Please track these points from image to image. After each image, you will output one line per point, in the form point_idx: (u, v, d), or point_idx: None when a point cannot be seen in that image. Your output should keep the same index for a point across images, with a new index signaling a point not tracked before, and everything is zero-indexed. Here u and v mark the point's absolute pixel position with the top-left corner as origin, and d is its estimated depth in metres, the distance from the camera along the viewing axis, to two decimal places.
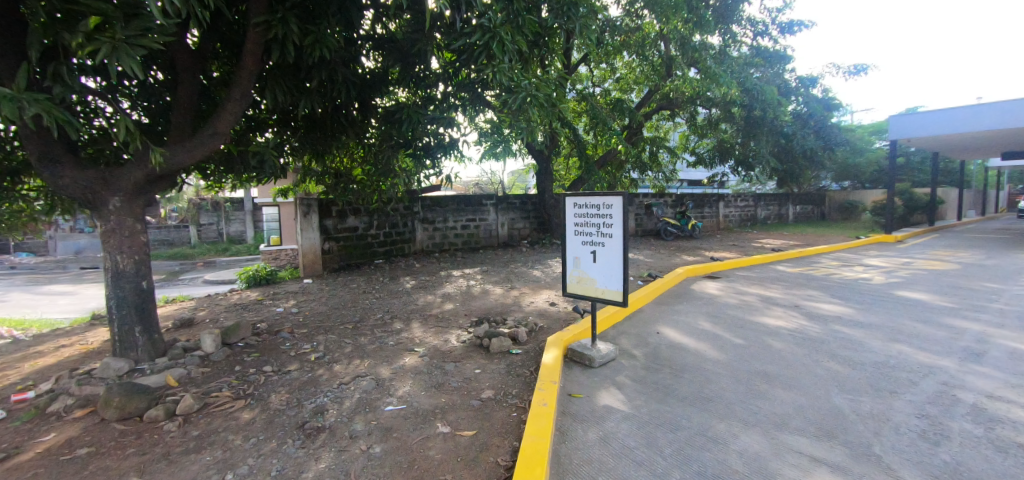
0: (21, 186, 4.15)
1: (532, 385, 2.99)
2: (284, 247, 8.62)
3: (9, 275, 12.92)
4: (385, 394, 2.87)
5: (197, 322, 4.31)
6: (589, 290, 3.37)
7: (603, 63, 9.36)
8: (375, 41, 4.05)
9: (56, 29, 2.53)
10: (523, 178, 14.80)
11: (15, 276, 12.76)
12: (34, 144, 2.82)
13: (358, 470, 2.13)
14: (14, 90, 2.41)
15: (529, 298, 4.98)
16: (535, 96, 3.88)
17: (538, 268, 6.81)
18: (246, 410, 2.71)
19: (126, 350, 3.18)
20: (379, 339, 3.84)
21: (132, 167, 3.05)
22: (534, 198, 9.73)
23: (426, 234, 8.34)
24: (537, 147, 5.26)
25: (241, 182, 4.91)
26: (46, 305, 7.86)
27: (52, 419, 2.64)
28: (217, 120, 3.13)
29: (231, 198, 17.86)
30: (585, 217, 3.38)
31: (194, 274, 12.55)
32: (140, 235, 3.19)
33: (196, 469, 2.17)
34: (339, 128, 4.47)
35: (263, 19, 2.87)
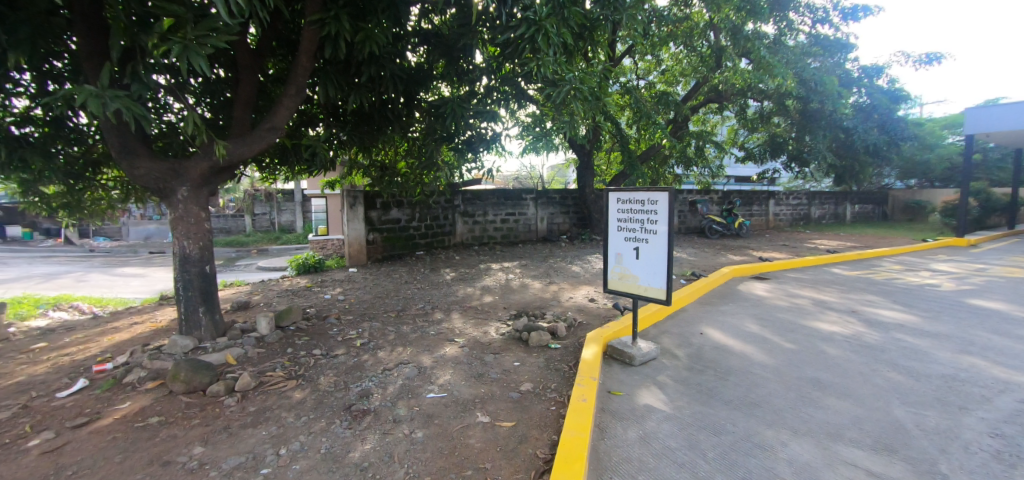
0: (101, 176, 4.53)
1: (571, 380, 2.97)
2: (331, 237, 8.99)
3: (90, 258, 14.25)
4: (427, 382, 2.94)
5: (252, 305, 4.57)
6: (631, 288, 3.30)
7: (648, 54, 9.12)
8: (421, 36, 4.13)
9: (134, 31, 2.73)
10: (563, 173, 14.73)
11: (94, 258, 14.05)
12: (114, 138, 3.06)
13: (401, 454, 2.20)
14: (98, 87, 2.61)
15: (568, 294, 4.94)
16: (579, 89, 3.83)
17: (577, 263, 6.74)
18: (298, 390, 2.85)
19: (191, 329, 3.41)
20: (421, 329, 3.93)
21: (198, 159, 3.25)
22: (573, 193, 9.63)
23: (467, 227, 8.46)
24: (580, 141, 5.19)
25: (293, 174, 5.15)
26: (122, 285, 8.60)
27: (128, 389, 2.89)
28: (274, 115, 3.29)
29: (283, 190, 18.82)
30: (629, 212, 3.30)
31: (249, 261, 13.33)
32: (204, 223, 3.40)
33: (253, 443, 2.32)
34: (386, 122, 4.60)
35: (318, 17, 2.98)
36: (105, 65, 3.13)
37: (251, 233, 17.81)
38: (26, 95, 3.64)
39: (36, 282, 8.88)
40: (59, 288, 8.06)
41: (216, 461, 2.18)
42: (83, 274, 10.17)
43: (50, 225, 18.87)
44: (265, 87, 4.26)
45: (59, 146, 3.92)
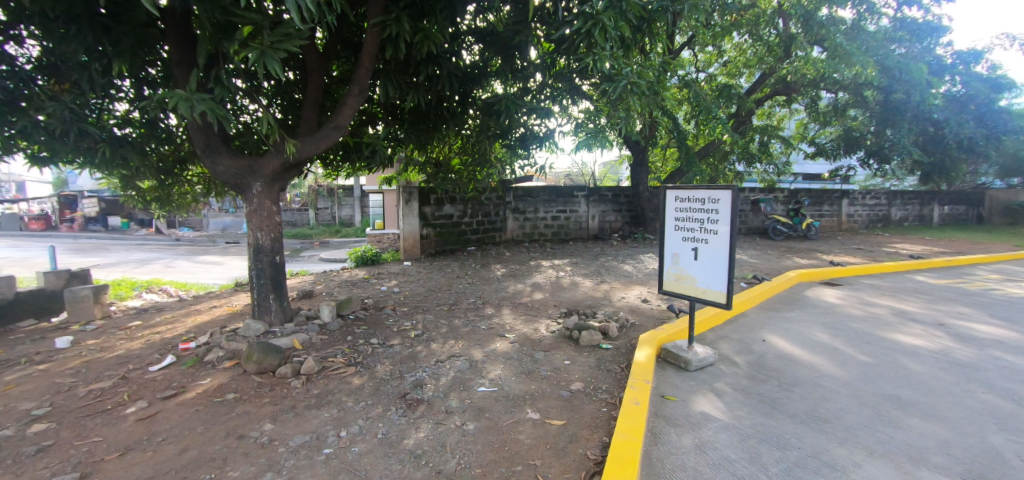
0: (187, 172, 4.96)
1: (623, 382, 2.89)
2: (387, 231, 9.36)
3: (176, 246, 15.74)
4: (478, 375, 2.98)
5: (316, 294, 4.85)
6: (688, 290, 3.17)
7: (710, 45, 8.72)
8: (477, 35, 4.19)
9: (217, 38, 2.95)
10: (615, 170, 14.41)
11: (179, 247, 15.51)
12: (199, 137, 3.34)
13: (453, 444, 2.24)
14: (187, 91, 2.86)
15: (619, 294, 4.83)
16: (637, 84, 3.71)
17: (629, 263, 6.58)
18: (357, 376, 2.99)
19: (263, 313, 3.66)
20: (472, 323, 4.00)
21: (271, 157, 3.48)
22: (627, 191, 9.40)
23: (517, 224, 8.51)
24: (636, 138, 5.06)
25: (354, 170, 5.39)
26: (204, 272, 9.42)
27: (208, 366, 3.17)
28: (339, 115, 3.45)
29: (343, 185, 19.86)
30: (688, 211, 3.16)
31: (312, 252, 14.16)
32: (275, 216, 3.63)
33: (317, 423, 2.47)
34: (441, 119, 4.71)
35: (380, 19, 3.09)
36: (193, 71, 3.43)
37: (314, 225, 18.93)
38: (125, 99, 4.06)
39: (133, 267, 9.95)
40: (152, 273, 9.00)
41: (284, 438, 2.34)
42: (170, 261, 11.27)
43: (144, 216, 21.02)
44: (330, 88, 4.48)
45: (152, 145, 4.33)
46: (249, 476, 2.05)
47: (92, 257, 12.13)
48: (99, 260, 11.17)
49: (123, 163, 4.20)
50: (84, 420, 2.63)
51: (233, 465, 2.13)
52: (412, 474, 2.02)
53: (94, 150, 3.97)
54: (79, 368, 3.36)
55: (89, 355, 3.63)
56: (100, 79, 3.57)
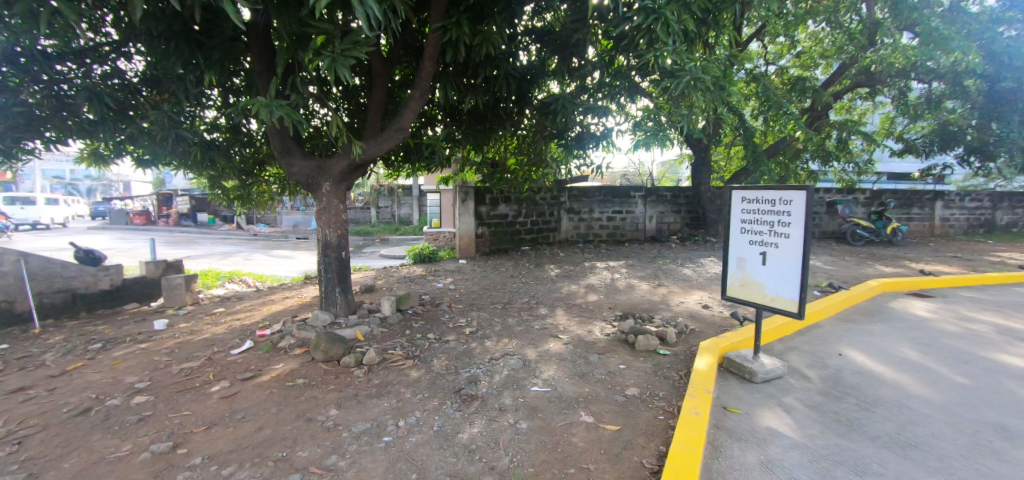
0: (265, 173, 5.37)
1: (681, 390, 2.77)
2: (444, 230, 9.64)
3: (254, 241, 17.17)
4: (531, 375, 2.98)
5: (377, 289, 5.08)
6: (754, 296, 2.99)
7: (782, 36, 8.18)
8: (534, 35, 4.29)
9: (293, 47, 3.15)
10: (675, 169, 13.90)
11: (256, 241, 16.90)
12: (276, 140, 3.60)
13: (506, 442, 2.26)
14: (267, 98, 3.09)
15: (678, 298, 4.65)
16: (702, 79, 3.54)
17: (688, 266, 6.31)
18: (414, 369, 3.10)
19: (329, 305, 3.89)
20: (526, 322, 4.01)
21: (339, 158, 3.69)
22: (687, 191, 9.01)
23: (572, 224, 8.45)
24: (699, 136, 4.83)
25: (414, 170, 5.59)
26: (278, 265, 10.19)
27: (281, 352, 3.42)
28: (401, 117, 3.59)
29: (402, 185, 20.71)
30: (756, 213, 2.97)
31: (373, 249, 14.88)
32: (341, 214, 3.84)
33: (376, 412, 2.59)
34: (498, 120, 4.76)
35: (442, 24, 3.19)
36: (272, 79, 3.70)
37: (374, 222, 19.89)
38: (214, 107, 4.47)
39: (218, 259, 10.97)
40: (234, 265, 9.88)
41: (347, 424, 2.48)
42: (249, 254, 12.30)
43: (226, 213, 22.99)
44: (392, 91, 4.67)
45: (236, 148, 4.74)
46: (316, 457, 2.20)
47: (184, 249, 13.53)
48: (191, 252, 12.46)
49: (211, 165, 4.64)
50: (177, 395, 2.95)
51: (302, 446, 2.29)
52: (466, 468, 2.06)
53: (188, 153, 4.42)
54: (174, 348, 3.77)
55: (181, 337, 4.05)
56: (193, 89, 3.95)
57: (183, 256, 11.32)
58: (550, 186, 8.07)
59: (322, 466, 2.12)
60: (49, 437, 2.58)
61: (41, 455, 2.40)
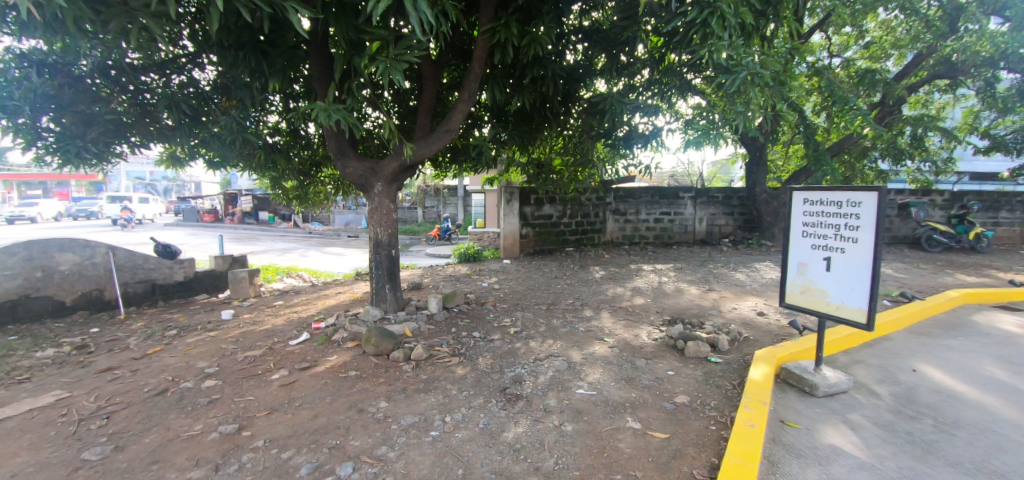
0: (321, 174, 5.65)
1: (735, 400, 2.65)
2: (488, 230, 9.76)
3: (309, 238, 18.14)
4: (576, 377, 2.96)
5: (423, 286, 5.22)
6: (817, 305, 2.81)
7: (848, 26, 7.66)
8: (582, 33, 4.24)
9: (350, 54, 3.27)
10: (727, 169, 13.35)
11: (311, 238, 17.85)
12: (333, 142, 3.78)
13: (551, 443, 2.25)
14: (325, 103, 3.24)
15: (730, 304, 4.45)
16: (761, 74, 3.39)
17: (741, 271, 6.03)
18: (460, 367, 3.15)
19: (379, 301, 4.03)
20: (570, 324, 3.98)
21: (390, 159, 3.82)
22: (740, 192, 8.60)
23: (618, 226, 8.32)
24: (755, 134, 4.62)
25: (460, 171, 5.69)
26: (331, 261, 10.71)
27: (335, 345, 3.59)
28: (450, 119, 3.67)
29: (448, 185, 21.20)
30: (819, 215, 2.78)
31: (420, 247, 15.32)
32: (392, 213, 3.97)
33: (424, 406, 2.66)
34: (544, 120, 4.76)
35: (491, 26, 3.23)
36: (329, 85, 3.89)
37: (420, 222, 20.45)
38: (276, 112, 4.76)
39: (277, 255, 11.68)
40: (292, 261, 10.48)
41: (396, 416, 2.56)
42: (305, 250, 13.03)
43: (284, 212, 24.45)
44: (441, 94, 4.78)
45: (295, 150, 5.03)
46: (367, 447, 2.29)
47: (247, 245, 14.52)
48: (254, 248, 13.36)
49: (273, 167, 4.95)
50: (242, 381, 3.16)
51: (354, 436, 2.39)
52: (511, 467, 2.07)
53: (253, 155, 4.72)
54: (239, 337, 4.05)
55: (245, 327, 4.35)
56: (259, 95, 4.23)
57: (247, 252, 12.16)
58: (596, 187, 7.97)
59: (373, 456, 2.21)
60: (132, 413, 2.85)
61: (126, 430, 2.66)
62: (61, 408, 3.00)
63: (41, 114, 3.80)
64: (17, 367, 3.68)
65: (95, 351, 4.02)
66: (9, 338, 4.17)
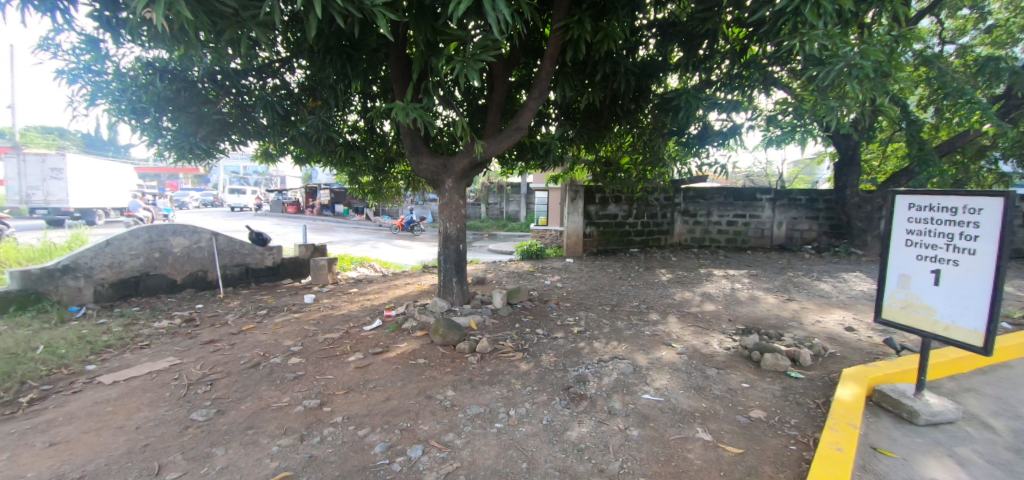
0: (395, 170, 5.96)
1: (819, 420, 2.45)
2: (550, 227, 9.79)
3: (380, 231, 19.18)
4: (642, 382, 2.89)
5: (487, 281, 5.35)
6: (920, 323, 2.53)
7: (966, 8, 6.74)
8: (657, 27, 4.11)
9: (427, 55, 3.39)
10: (812, 169, 12.41)
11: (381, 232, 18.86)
12: (408, 140, 3.96)
13: (616, 447, 2.23)
14: (404, 102, 3.39)
15: (813, 316, 4.12)
16: (861, 65, 3.09)
17: (827, 281, 5.54)
18: (524, 362, 3.20)
19: (447, 293, 4.19)
20: (636, 326, 3.90)
21: (461, 157, 3.93)
22: (827, 194, 7.89)
23: (687, 227, 8.10)
24: (849, 131, 4.23)
25: (526, 169, 5.74)
26: (401, 253, 11.28)
27: (405, 333, 3.79)
28: (520, 117, 3.71)
29: (511, 183, 21.44)
30: (928, 223, 2.49)
31: (484, 243, 15.66)
32: (461, 209, 4.09)
33: (488, 398, 2.73)
34: (613, 117, 4.67)
35: (564, 23, 3.22)
36: (406, 85, 4.07)
37: (483, 218, 20.95)
38: (356, 111, 5.07)
39: (352, 245, 12.47)
40: (366, 252, 11.16)
41: (463, 405, 2.66)
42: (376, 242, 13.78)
43: (358, 205, 26.04)
44: (510, 91, 4.84)
45: (372, 147, 5.33)
46: (436, 432, 2.40)
47: (326, 235, 15.67)
48: (333, 238, 14.38)
49: (352, 162, 5.29)
50: (323, 360, 3.43)
51: (424, 420, 2.52)
52: (575, 466, 2.08)
53: (334, 152, 5.08)
54: (319, 320, 4.39)
55: (324, 311, 4.71)
56: (342, 95, 4.53)
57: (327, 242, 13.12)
58: (664, 187, 7.71)
59: (441, 441, 2.32)
60: (231, 382, 3.20)
61: (226, 396, 2.99)
62: (173, 373, 3.43)
63: (162, 114, 4.34)
64: (140, 335, 4.26)
65: (199, 324, 4.56)
66: (133, 309, 4.84)
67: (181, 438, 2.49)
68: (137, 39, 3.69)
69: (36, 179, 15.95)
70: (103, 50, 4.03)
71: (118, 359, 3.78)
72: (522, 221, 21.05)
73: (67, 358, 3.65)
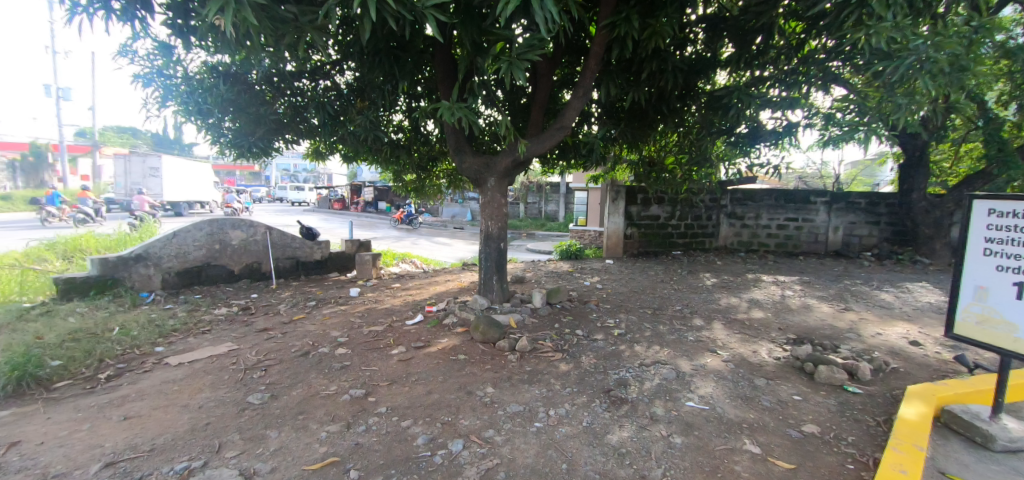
0: (437, 168, 6.09)
1: (878, 439, 2.30)
2: (590, 228, 9.71)
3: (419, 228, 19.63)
4: (686, 389, 2.82)
5: (527, 281, 5.37)
6: (998, 339, 2.33)
7: None
8: (707, 22, 3.98)
9: (473, 55, 3.43)
10: (873, 171, 11.65)
11: (421, 229, 19.31)
12: (453, 139, 4.04)
13: (658, 453, 2.19)
14: (450, 102, 3.45)
15: (873, 328, 3.87)
16: (934, 59, 2.89)
17: (889, 291, 5.18)
18: (563, 363, 3.20)
19: (486, 291, 4.24)
20: (679, 331, 3.81)
21: (504, 156, 3.96)
22: (890, 198, 7.38)
23: (733, 230, 7.83)
24: (918, 130, 3.94)
25: (568, 168, 5.71)
26: (441, 251, 11.52)
27: (446, 328, 3.87)
28: (564, 116, 3.70)
29: (550, 182, 21.39)
30: (1011, 230, 2.27)
31: (522, 242, 15.71)
32: (503, 208, 4.12)
33: (528, 397, 2.76)
34: (658, 116, 4.56)
35: (611, 21, 3.18)
36: (451, 85, 4.14)
37: (521, 218, 21.01)
38: (401, 111, 5.20)
39: (395, 241, 12.86)
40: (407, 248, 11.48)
41: (502, 403, 2.69)
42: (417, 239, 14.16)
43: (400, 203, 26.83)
44: (553, 90, 4.82)
45: (416, 146, 5.47)
46: (476, 428, 2.44)
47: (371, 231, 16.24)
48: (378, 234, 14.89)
49: (397, 160, 5.45)
50: (367, 352, 3.57)
51: (464, 415, 2.57)
52: (616, 470, 2.07)
53: (380, 150, 5.26)
54: (364, 313, 4.57)
55: (369, 304, 4.89)
56: (389, 95, 4.67)
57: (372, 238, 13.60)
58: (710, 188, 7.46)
59: (481, 437, 2.36)
60: (283, 369, 3.38)
61: (279, 382, 3.17)
62: (232, 357, 3.67)
63: (224, 115, 4.63)
64: (202, 320, 4.58)
65: (254, 313, 4.85)
66: (196, 297, 5.21)
67: (239, 419, 2.66)
68: (204, 45, 3.95)
69: (139, 177, 18.29)
70: (175, 56, 4.34)
71: (183, 342, 4.07)
72: (560, 220, 20.93)
73: (139, 339, 3.98)
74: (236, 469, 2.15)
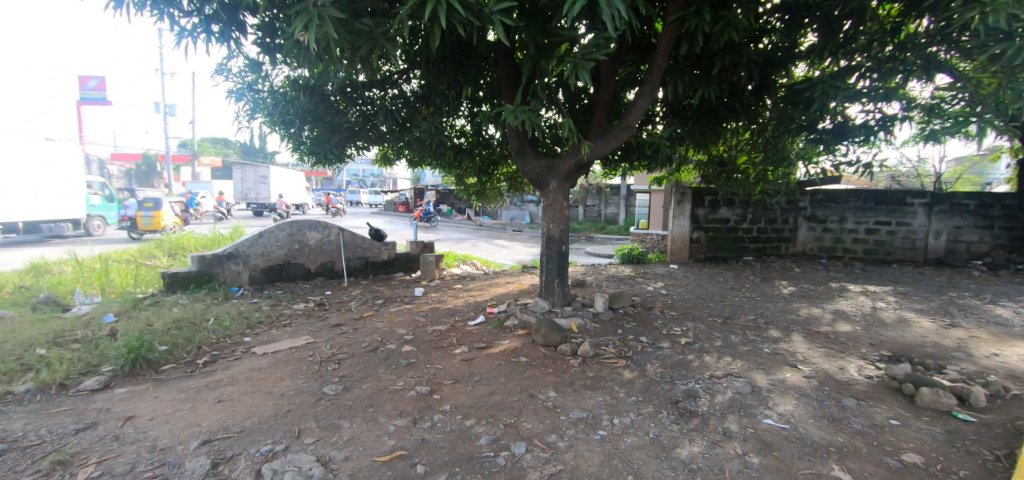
0: (499, 171, 6.19)
1: (999, 476, 2.01)
2: (652, 231, 9.41)
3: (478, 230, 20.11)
4: (762, 405, 2.65)
5: (587, 285, 5.31)
6: None
7: None
8: (786, 11, 3.72)
9: (537, 57, 3.44)
10: (988, 166, 10.20)
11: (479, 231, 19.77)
12: (515, 142, 4.08)
13: (733, 472, 2.08)
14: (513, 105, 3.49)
15: (989, 348, 3.41)
16: None
17: (1007, 306, 4.53)
18: (627, 370, 3.12)
19: (548, 294, 4.24)
20: (753, 342, 3.59)
21: (567, 158, 3.95)
22: (1007, 199, 6.46)
23: (813, 234, 7.23)
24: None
25: (630, 170, 5.59)
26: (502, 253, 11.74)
27: (507, 331, 3.93)
28: (629, 116, 3.62)
29: (610, 185, 21.08)
30: None
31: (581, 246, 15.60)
32: (564, 210, 4.11)
33: (591, 404, 2.72)
34: (730, 113, 4.32)
35: (680, 15, 3.07)
36: (514, 88, 4.18)
37: (579, 221, 20.84)
38: (464, 116, 5.36)
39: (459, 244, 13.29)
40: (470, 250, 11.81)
41: (564, 408, 2.68)
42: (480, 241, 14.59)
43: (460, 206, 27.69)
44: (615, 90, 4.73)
45: (479, 149, 5.60)
46: (539, 432, 2.45)
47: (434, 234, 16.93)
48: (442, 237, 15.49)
49: (460, 164, 5.62)
50: (432, 351, 3.70)
51: (527, 418, 2.59)
52: None
53: (444, 155, 5.45)
54: (428, 312, 4.76)
55: (432, 304, 5.07)
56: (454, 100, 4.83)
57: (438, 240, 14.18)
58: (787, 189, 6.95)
59: (544, 441, 2.36)
60: (355, 363, 3.60)
61: (351, 375, 3.38)
62: (310, 350, 3.96)
63: (303, 125, 5.02)
64: (283, 314, 5.01)
65: (328, 308, 5.21)
66: (278, 292, 5.69)
67: (316, 408, 2.86)
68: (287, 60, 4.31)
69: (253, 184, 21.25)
70: (264, 72, 4.79)
71: (267, 333, 4.47)
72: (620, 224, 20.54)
73: (231, 329, 4.42)
74: (314, 455, 2.32)
